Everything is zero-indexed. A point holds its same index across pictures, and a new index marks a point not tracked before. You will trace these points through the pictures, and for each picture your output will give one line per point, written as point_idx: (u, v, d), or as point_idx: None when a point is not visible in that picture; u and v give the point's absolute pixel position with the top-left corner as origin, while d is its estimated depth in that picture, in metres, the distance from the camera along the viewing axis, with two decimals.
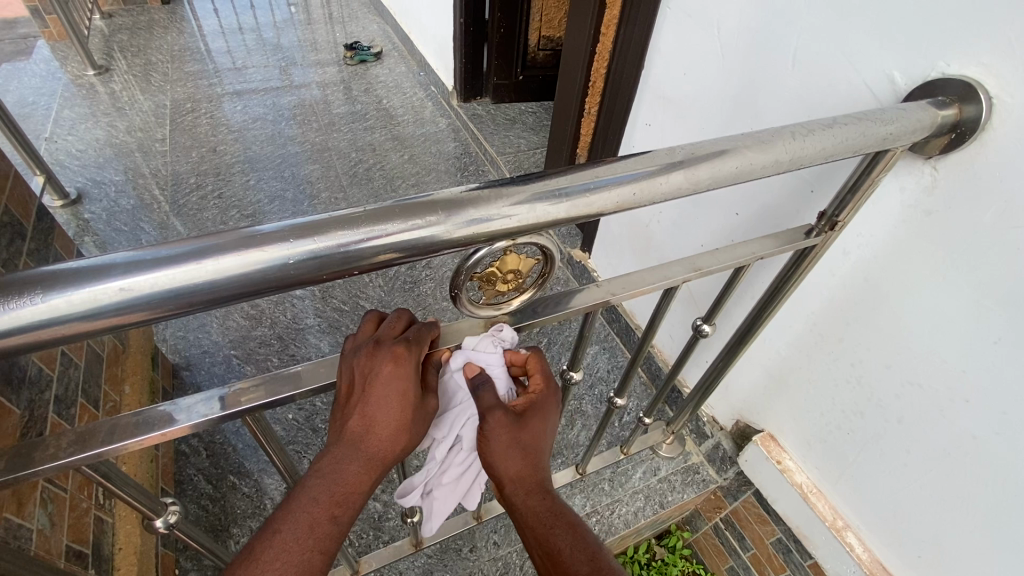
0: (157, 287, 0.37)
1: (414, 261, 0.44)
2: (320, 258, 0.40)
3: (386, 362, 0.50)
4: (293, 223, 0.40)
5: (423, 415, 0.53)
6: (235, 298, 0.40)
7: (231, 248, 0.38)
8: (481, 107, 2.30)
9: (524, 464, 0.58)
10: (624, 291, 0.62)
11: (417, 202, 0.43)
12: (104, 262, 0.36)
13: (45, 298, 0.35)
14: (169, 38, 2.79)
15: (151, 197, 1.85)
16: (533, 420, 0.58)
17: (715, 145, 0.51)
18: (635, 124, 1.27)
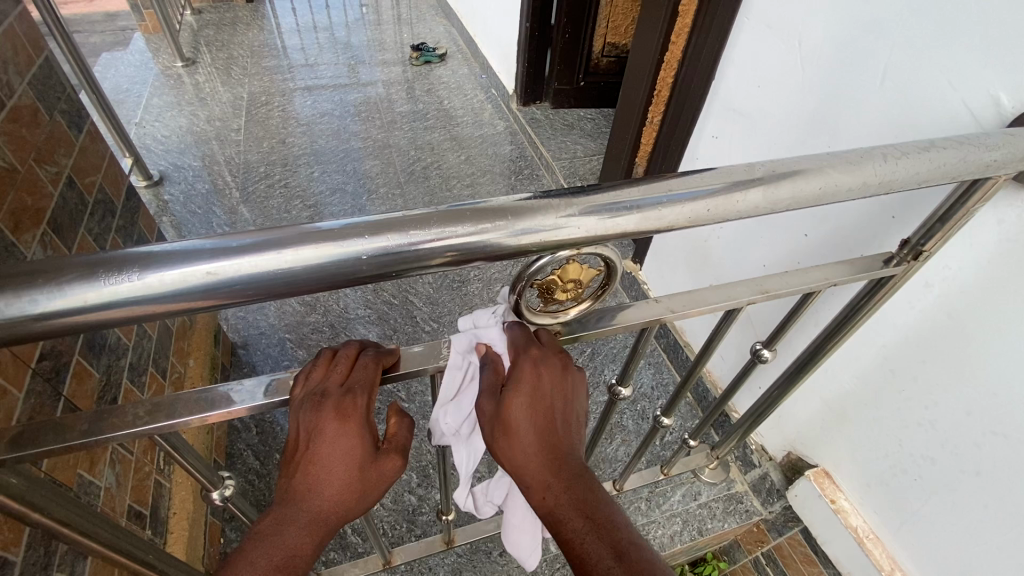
0: (240, 272, 0.38)
1: (480, 264, 0.44)
2: (392, 255, 0.41)
3: (332, 416, 0.51)
4: (369, 220, 0.41)
5: (377, 470, 0.55)
6: (309, 288, 0.41)
7: (310, 240, 0.40)
8: (541, 111, 2.30)
9: (523, 452, 0.53)
10: (687, 309, 0.61)
11: (487, 206, 0.43)
12: (194, 246, 0.38)
13: (141, 276, 0.37)
14: (250, 33, 2.96)
15: (223, 183, 1.96)
16: (518, 396, 0.52)
17: (796, 164, 0.49)
18: (700, 137, 1.24)
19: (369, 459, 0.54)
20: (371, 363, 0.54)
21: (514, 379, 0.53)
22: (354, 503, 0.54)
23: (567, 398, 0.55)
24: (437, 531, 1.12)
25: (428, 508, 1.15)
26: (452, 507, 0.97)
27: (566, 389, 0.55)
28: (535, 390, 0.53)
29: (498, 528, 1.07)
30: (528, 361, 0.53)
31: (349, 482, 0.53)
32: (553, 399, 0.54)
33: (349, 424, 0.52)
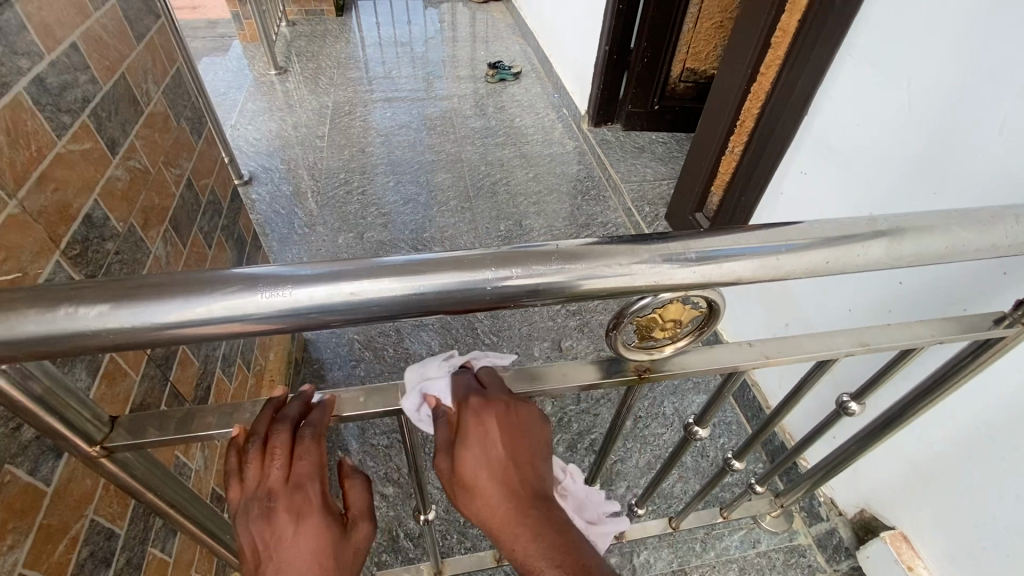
0: (378, 294, 0.41)
1: (596, 300, 0.45)
2: (511, 288, 0.43)
3: (285, 516, 0.45)
4: (496, 251, 0.43)
5: (352, 553, 0.48)
6: (432, 313, 0.43)
7: (444, 269, 0.42)
8: (611, 132, 2.30)
9: (493, 500, 0.46)
10: (782, 355, 0.59)
11: (607, 244, 0.44)
12: (341, 266, 0.41)
13: (292, 290, 0.39)
14: (337, 46, 3.14)
15: (306, 186, 2.08)
16: (466, 445, 0.46)
17: (922, 220, 0.47)
18: (786, 171, 1.20)
19: (339, 551, 0.46)
20: (313, 433, 0.48)
21: (477, 430, 0.47)
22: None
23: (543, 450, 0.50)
24: (487, 546, 1.12)
25: None
26: None
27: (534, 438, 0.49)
28: (484, 439, 0.47)
29: None
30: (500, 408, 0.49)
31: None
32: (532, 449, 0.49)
33: (312, 518, 0.46)
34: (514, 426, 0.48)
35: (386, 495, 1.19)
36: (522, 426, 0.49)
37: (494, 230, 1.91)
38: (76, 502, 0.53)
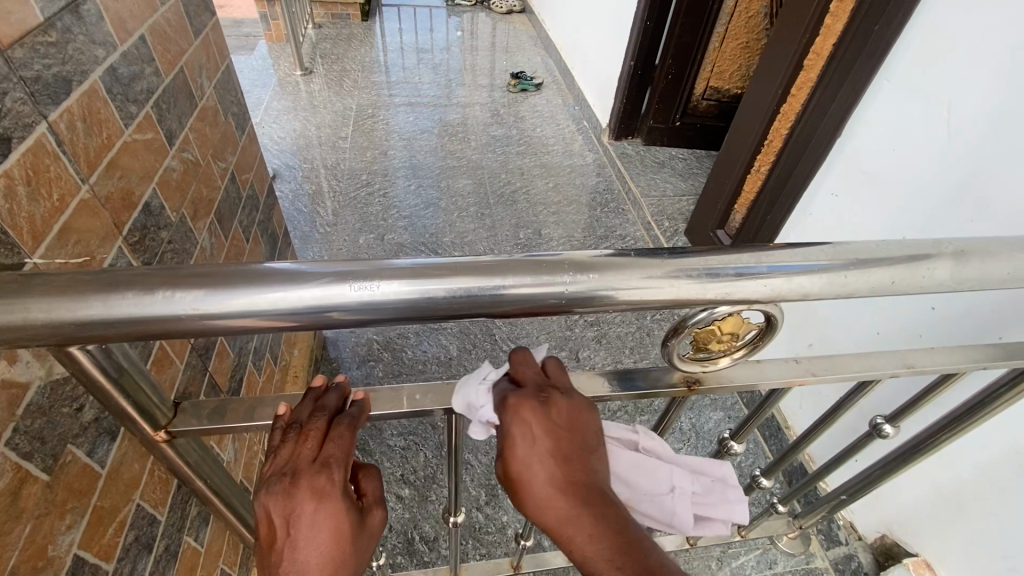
0: (469, 292, 0.40)
1: (670, 310, 0.44)
2: (591, 293, 0.42)
3: (309, 494, 0.42)
4: (577, 255, 0.43)
5: (369, 541, 0.46)
6: (514, 313, 0.42)
7: (528, 271, 0.41)
8: (632, 147, 2.32)
9: (548, 495, 0.44)
10: (828, 373, 0.59)
11: (684, 253, 0.43)
12: (429, 263, 0.40)
13: (387, 285, 0.39)
14: (361, 49, 3.18)
15: (328, 186, 2.10)
16: (517, 443, 0.45)
17: (987, 244, 0.47)
18: (817, 192, 1.21)
19: (360, 536, 0.44)
20: (350, 421, 0.46)
21: (507, 439, 0.45)
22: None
23: (587, 436, 0.46)
24: (502, 553, 1.12)
25: (494, 528, 1.16)
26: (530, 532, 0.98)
27: (575, 431, 0.46)
28: (535, 436, 0.45)
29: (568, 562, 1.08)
30: (516, 420, 0.45)
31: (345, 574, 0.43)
32: (576, 445, 0.45)
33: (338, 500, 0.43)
34: (567, 422, 0.46)
35: (402, 497, 1.19)
36: (556, 427, 0.45)
37: (514, 237, 1.92)
38: (125, 485, 0.53)
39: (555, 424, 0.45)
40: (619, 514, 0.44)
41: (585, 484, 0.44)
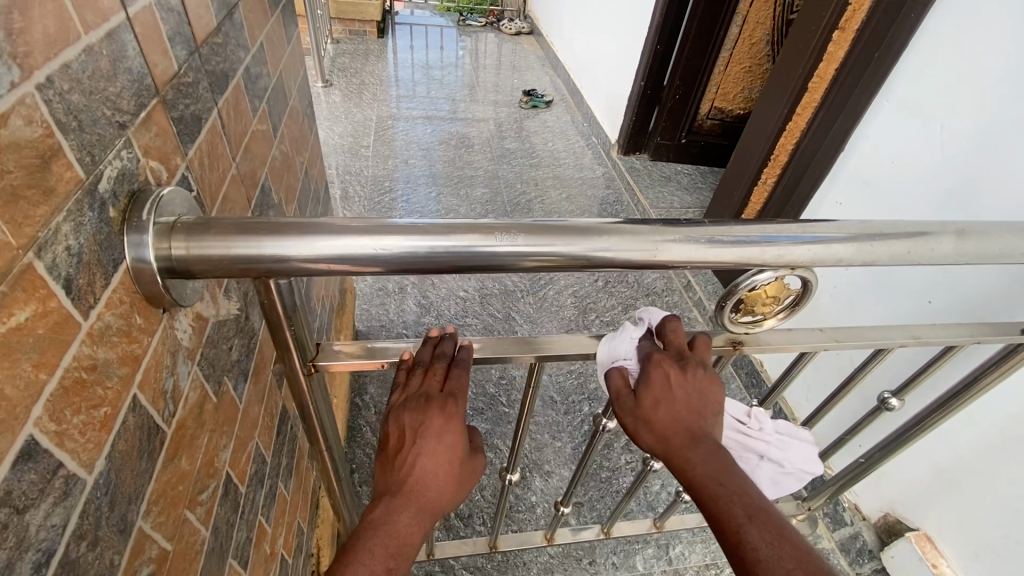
0: (581, 248, 0.49)
1: (731, 270, 0.54)
2: (673, 253, 0.51)
3: (438, 415, 0.50)
4: (662, 222, 0.52)
5: (471, 469, 0.53)
6: (612, 268, 0.51)
7: (626, 232, 0.50)
8: (640, 161, 2.44)
9: (667, 432, 0.53)
10: (849, 340, 0.70)
11: (744, 224, 0.53)
12: (550, 223, 0.49)
13: (523, 240, 0.47)
14: (377, 64, 3.30)
15: (353, 191, 2.19)
16: (651, 387, 0.54)
17: (983, 225, 0.58)
18: (822, 201, 1.33)
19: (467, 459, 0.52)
20: (467, 365, 0.54)
21: (644, 381, 0.54)
22: (451, 501, 0.52)
23: (715, 393, 0.54)
24: (534, 528, 1.19)
25: (525, 506, 1.23)
26: (567, 502, 1.04)
27: (704, 386, 0.54)
28: (667, 383, 0.53)
29: (594, 537, 1.15)
30: (656, 368, 0.54)
31: (449, 489, 0.51)
32: (704, 396, 0.53)
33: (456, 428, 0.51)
34: (694, 380, 0.54)
35: None
36: (684, 377, 0.54)
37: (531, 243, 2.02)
38: (250, 422, 0.62)
39: (686, 376, 0.54)
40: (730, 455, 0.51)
41: (703, 427, 0.52)
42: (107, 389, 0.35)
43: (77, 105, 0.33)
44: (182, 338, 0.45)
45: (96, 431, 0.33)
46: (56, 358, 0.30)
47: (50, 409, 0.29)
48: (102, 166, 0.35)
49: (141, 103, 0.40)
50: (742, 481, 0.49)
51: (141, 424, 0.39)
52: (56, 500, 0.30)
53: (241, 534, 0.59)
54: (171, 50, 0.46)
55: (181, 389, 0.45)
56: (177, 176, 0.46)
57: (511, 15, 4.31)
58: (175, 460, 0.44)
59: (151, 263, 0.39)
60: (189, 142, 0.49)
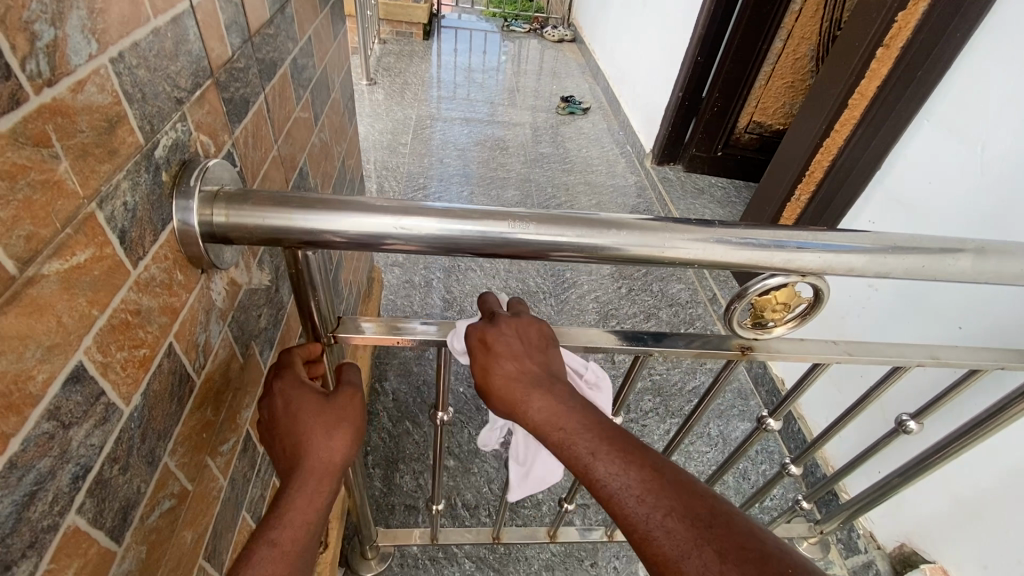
0: (590, 239, 0.50)
1: (740, 272, 0.55)
2: (683, 250, 0.52)
3: (274, 394, 0.52)
4: (674, 221, 0.53)
5: (338, 409, 0.51)
6: (621, 261, 0.53)
7: (637, 227, 0.52)
8: (673, 172, 2.42)
9: (501, 383, 0.53)
10: (864, 354, 0.69)
11: (756, 228, 0.54)
12: (562, 214, 0.51)
13: (536, 229, 0.49)
14: (421, 65, 3.39)
15: (388, 186, 2.25)
16: (481, 351, 0.55)
17: (1005, 244, 0.57)
18: (856, 219, 1.31)
19: (328, 402, 0.52)
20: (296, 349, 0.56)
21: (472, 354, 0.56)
22: (334, 446, 0.50)
23: (536, 337, 0.56)
24: (538, 524, 1.20)
25: (530, 502, 1.25)
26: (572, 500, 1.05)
27: (521, 335, 0.56)
28: (488, 344, 0.54)
29: (596, 538, 1.16)
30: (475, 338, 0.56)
31: (319, 424, 0.50)
32: (530, 342, 0.55)
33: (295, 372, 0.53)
34: (515, 331, 0.56)
35: (447, 467, 1.28)
36: (500, 331, 0.55)
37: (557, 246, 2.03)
38: None
39: (503, 330, 0.56)
40: (563, 392, 0.51)
41: (536, 373, 0.53)
42: (147, 333, 0.39)
43: (141, 79, 0.37)
44: (216, 299, 0.50)
45: (136, 368, 0.38)
46: (107, 298, 0.34)
47: (97, 341, 0.33)
48: (160, 135, 0.39)
49: (197, 83, 0.45)
50: (580, 417, 0.48)
51: (173, 371, 0.43)
52: (96, 424, 0.34)
53: (254, 491, 0.63)
54: (227, 37, 0.50)
55: (211, 345, 0.49)
56: (224, 151, 0.50)
57: (555, 23, 4.36)
58: (200, 409, 0.47)
59: (194, 227, 0.43)
60: (237, 122, 0.53)
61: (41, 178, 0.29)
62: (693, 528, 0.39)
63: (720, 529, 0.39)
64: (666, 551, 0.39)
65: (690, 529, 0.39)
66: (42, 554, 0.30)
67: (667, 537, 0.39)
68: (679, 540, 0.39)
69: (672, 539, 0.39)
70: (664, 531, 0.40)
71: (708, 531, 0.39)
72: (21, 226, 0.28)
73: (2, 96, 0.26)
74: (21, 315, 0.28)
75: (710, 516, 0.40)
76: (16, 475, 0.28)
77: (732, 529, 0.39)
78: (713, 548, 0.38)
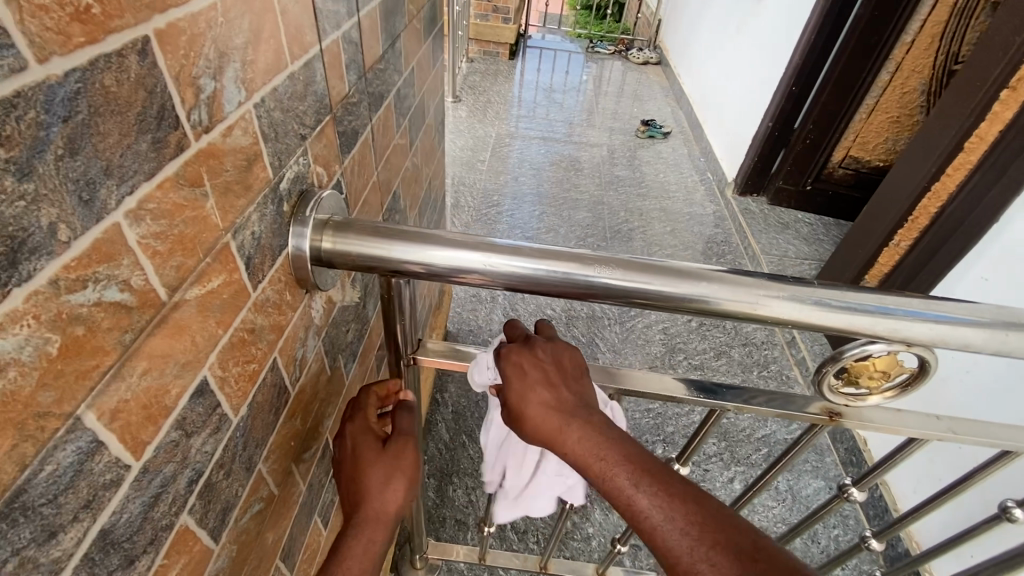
0: (676, 290, 0.49)
1: (836, 336, 0.51)
2: (775, 308, 0.50)
3: (343, 440, 0.56)
4: (767, 277, 0.51)
5: (395, 458, 0.54)
6: (707, 314, 0.51)
7: (727, 281, 0.50)
8: (756, 203, 2.31)
9: (536, 412, 0.51)
10: (972, 435, 0.62)
11: (859, 290, 0.51)
12: (649, 262, 0.50)
13: (622, 275, 0.49)
14: (504, 84, 3.48)
15: (464, 201, 2.32)
16: (513, 380, 0.53)
17: None
18: (967, 272, 1.19)
19: (386, 452, 0.55)
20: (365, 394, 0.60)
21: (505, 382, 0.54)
22: (390, 496, 0.53)
23: (569, 366, 0.54)
24: (587, 560, 1.17)
25: (580, 535, 1.22)
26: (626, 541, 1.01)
27: (554, 364, 0.54)
28: (523, 373, 0.53)
29: None
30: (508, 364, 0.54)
31: (377, 473, 0.53)
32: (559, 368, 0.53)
33: (363, 419, 0.57)
34: (545, 358, 0.54)
35: None
36: (534, 357, 0.53)
37: None
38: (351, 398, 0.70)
39: (538, 357, 0.54)
40: (601, 425, 0.49)
41: (572, 405, 0.50)
42: (258, 349, 0.43)
43: (276, 120, 0.41)
44: (315, 317, 0.53)
45: (245, 381, 0.41)
46: (231, 319, 0.38)
47: (220, 358, 0.37)
48: (285, 169, 0.43)
49: (319, 119, 0.49)
50: (618, 446, 0.47)
51: (274, 384, 0.46)
52: (211, 433, 0.37)
53: (327, 496, 0.66)
54: (346, 75, 0.54)
55: (307, 358, 0.53)
56: (334, 180, 0.54)
57: (641, 44, 4.34)
58: (292, 420, 0.51)
59: (305, 253, 0.47)
60: (347, 153, 0.57)
61: (194, 215, 0.32)
62: (744, 563, 0.39)
63: (764, 563, 0.39)
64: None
65: (735, 563, 0.39)
66: (159, 549, 0.34)
67: (713, 570, 0.39)
68: (724, 572, 0.39)
69: (718, 572, 0.39)
70: (709, 563, 0.40)
71: (752, 564, 0.39)
72: (174, 257, 0.31)
73: (169, 145, 0.30)
74: (165, 336, 0.31)
75: (755, 550, 0.39)
76: (147, 478, 0.31)
77: (780, 561, 0.39)
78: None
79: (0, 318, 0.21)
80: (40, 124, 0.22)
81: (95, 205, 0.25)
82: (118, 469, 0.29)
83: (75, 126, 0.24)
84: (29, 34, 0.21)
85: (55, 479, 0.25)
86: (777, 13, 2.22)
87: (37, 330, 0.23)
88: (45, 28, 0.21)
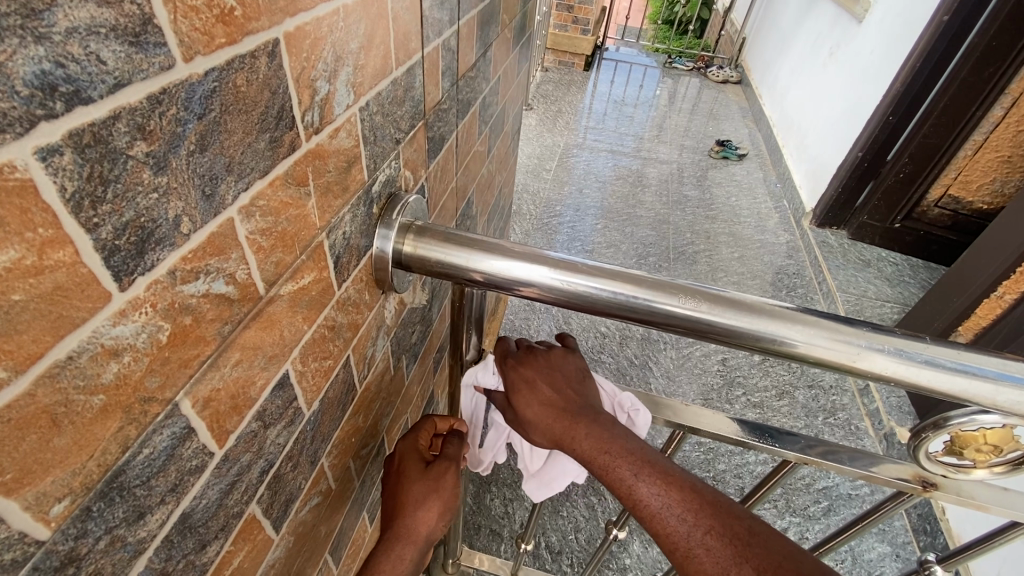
0: (768, 329, 0.46)
1: (941, 401, 0.46)
2: (877, 361, 0.45)
3: (395, 456, 0.57)
4: (868, 326, 0.47)
5: (435, 480, 0.54)
6: (800, 361, 0.47)
7: (825, 328, 0.46)
8: (834, 237, 2.18)
9: (541, 412, 0.50)
10: None
11: (976, 352, 0.45)
12: (735, 296, 0.47)
13: (708, 309, 0.46)
14: (577, 95, 3.46)
15: (527, 209, 2.31)
16: (519, 391, 0.52)
17: None
18: None
19: (430, 472, 0.55)
20: (427, 418, 0.60)
21: (512, 394, 0.52)
22: (423, 516, 0.53)
23: (575, 370, 0.53)
24: None
25: (615, 565, 1.17)
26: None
27: (557, 364, 0.53)
28: (533, 386, 0.51)
29: None
30: (514, 374, 0.53)
31: (415, 493, 0.53)
32: (565, 376, 0.52)
33: (414, 436, 0.58)
34: (548, 366, 0.53)
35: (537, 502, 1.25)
36: (539, 366, 0.53)
37: None
38: (407, 398, 0.71)
39: (542, 364, 0.53)
40: (604, 420, 0.48)
41: (575, 402, 0.49)
42: (335, 346, 0.43)
43: (376, 124, 0.41)
44: (387, 317, 0.54)
45: (320, 377, 0.41)
46: (315, 315, 0.38)
47: (302, 354, 0.38)
48: (378, 172, 0.44)
49: (413, 124, 0.49)
50: (618, 439, 0.46)
51: (345, 381, 0.47)
52: (285, 425, 0.38)
53: (375, 494, 0.66)
54: (441, 82, 0.54)
55: (375, 357, 0.53)
56: (419, 184, 0.55)
57: (721, 62, 4.22)
58: (355, 416, 0.51)
59: (387, 255, 0.48)
60: (433, 159, 0.58)
61: (296, 214, 0.33)
62: (741, 551, 0.38)
63: (758, 548, 0.38)
64: (706, 565, 0.38)
65: (729, 546, 0.39)
66: (228, 535, 0.34)
67: (709, 553, 0.39)
68: (718, 557, 0.38)
69: (713, 556, 0.39)
70: (705, 547, 0.39)
71: (748, 549, 0.38)
72: (275, 253, 0.32)
73: (284, 144, 0.30)
74: (258, 329, 0.32)
75: (747, 534, 0.39)
76: (226, 466, 0.32)
77: (771, 548, 0.38)
78: (752, 565, 0.37)
79: (123, 305, 0.22)
80: (179, 120, 0.23)
81: (215, 200, 0.26)
82: (203, 456, 0.29)
83: (207, 124, 0.24)
84: (179, 33, 0.21)
85: (150, 461, 0.25)
86: (877, 37, 2.08)
87: (152, 318, 0.23)
88: (193, 28, 0.22)
